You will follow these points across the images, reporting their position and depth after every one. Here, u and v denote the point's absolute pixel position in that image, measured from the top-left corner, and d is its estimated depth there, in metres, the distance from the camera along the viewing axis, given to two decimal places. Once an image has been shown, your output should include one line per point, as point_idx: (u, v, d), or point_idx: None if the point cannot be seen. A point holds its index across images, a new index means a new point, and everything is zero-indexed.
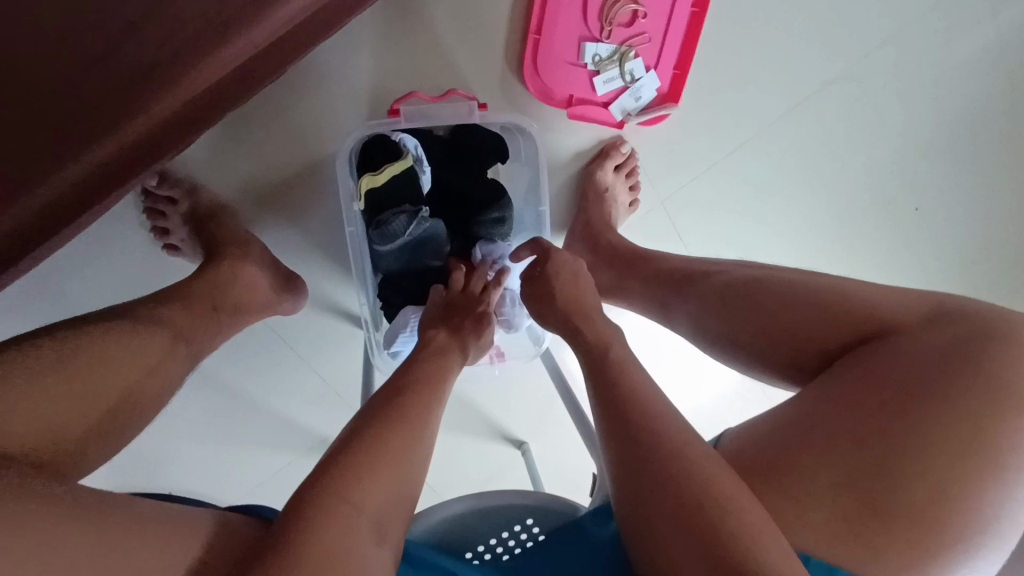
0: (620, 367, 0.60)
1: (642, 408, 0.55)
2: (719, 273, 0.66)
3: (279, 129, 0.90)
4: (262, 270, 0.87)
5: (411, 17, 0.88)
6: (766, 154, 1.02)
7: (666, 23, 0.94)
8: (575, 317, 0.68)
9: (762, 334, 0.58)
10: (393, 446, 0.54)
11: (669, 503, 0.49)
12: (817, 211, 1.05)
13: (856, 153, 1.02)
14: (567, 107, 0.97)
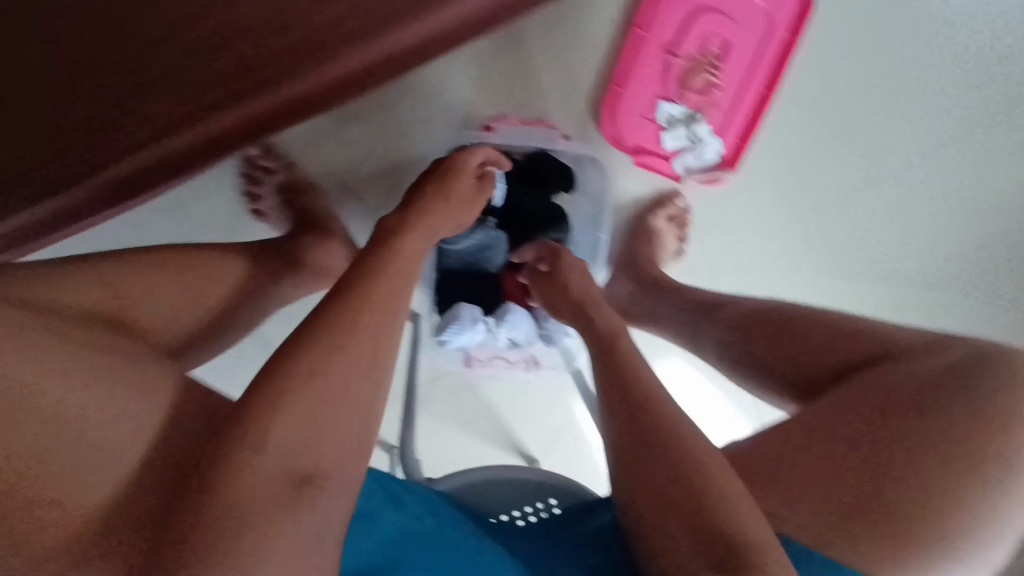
0: (627, 355, 0.65)
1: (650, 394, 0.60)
2: (740, 301, 0.77)
3: (381, 130, 1.03)
4: (342, 246, 0.97)
5: (512, 53, 1.01)
6: (809, 225, 1.11)
7: (736, 98, 1.05)
8: (587, 305, 0.76)
9: (781, 355, 0.68)
10: (312, 386, 0.54)
11: (661, 470, 0.54)
12: (847, 280, 1.13)
13: (891, 241, 1.12)
14: (633, 155, 1.07)
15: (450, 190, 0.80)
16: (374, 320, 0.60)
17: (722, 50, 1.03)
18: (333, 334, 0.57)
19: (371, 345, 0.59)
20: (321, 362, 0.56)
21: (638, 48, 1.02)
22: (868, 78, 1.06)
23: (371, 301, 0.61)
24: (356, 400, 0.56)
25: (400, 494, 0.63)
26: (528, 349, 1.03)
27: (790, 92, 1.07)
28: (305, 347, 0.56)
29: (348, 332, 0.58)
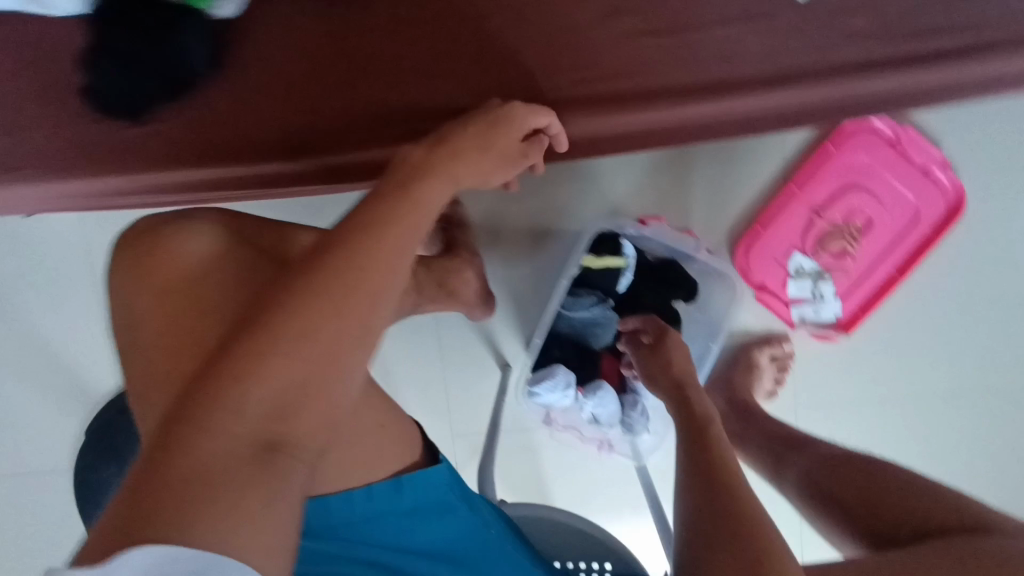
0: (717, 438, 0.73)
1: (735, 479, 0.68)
2: (827, 446, 0.83)
3: (540, 198, 1.17)
4: (476, 277, 1.07)
5: (674, 172, 1.14)
6: (902, 395, 1.15)
7: (867, 271, 1.12)
8: (685, 385, 0.83)
9: (864, 503, 0.72)
10: (283, 349, 0.48)
11: (729, 544, 0.61)
12: (929, 451, 1.16)
13: (975, 446, 1.15)
14: (755, 290, 1.15)
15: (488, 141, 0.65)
16: (367, 281, 0.51)
17: (865, 226, 1.11)
18: (318, 290, 0.50)
19: (365, 308, 0.51)
20: (303, 321, 0.49)
21: (788, 200, 1.12)
22: (990, 295, 1.13)
23: (370, 262, 0.52)
24: (346, 376, 0.51)
25: (476, 501, 0.72)
26: (606, 431, 1.06)
27: (918, 282, 1.13)
28: (283, 300, 0.49)
29: (336, 292, 0.50)
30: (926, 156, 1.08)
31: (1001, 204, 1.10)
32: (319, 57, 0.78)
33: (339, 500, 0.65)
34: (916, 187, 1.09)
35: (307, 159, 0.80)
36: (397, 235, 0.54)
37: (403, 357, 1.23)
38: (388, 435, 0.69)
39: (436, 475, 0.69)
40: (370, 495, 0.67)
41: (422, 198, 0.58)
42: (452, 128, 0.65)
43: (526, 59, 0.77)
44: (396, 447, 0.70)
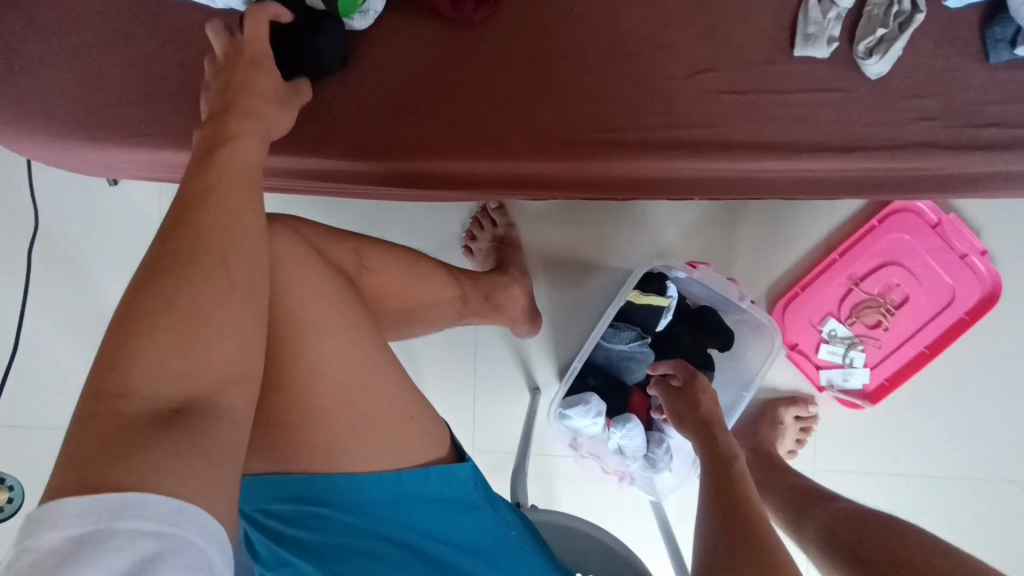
0: (739, 474, 0.76)
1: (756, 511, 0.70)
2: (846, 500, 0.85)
3: (591, 233, 1.23)
4: (523, 296, 1.12)
5: (722, 227, 1.20)
6: (919, 466, 1.16)
7: (899, 345, 1.15)
8: (712, 424, 0.86)
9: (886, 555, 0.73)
10: (155, 323, 0.49)
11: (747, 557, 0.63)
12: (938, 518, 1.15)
13: (992, 534, 1.14)
14: (788, 349, 1.18)
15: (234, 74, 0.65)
16: (214, 235, 0.53)
17: (901, 301, 1.15)
18: (176, 261, 0.51)
19: (224, 254, 0.53)
20: (166, 289, 0.50)
21: (828, 267, 1.17)
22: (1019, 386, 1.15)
23: (214, 219, 0.54)
24: (224, 319, 0.52)
25: (497, 500, 0.72)
26: (628, 464, 1.08)
27: (949, 364, 1.16)
28: (144, 286, 0.50)
29: (191, 253, 0.52)
30: (966, 244, 1.13)
31: None
32: (429, 73, 0.86)
33: (369, 480, 0.66)
34: (954, 271, 1.13)
35: (400, 162, 0.87)
36: (243, 186, 0.57)
37: (435, 368, 1.26)
38: (424, 428, 0.71)
39: (462, 469, 0.69)
40: (399, 480, 0.67)
41: (230, 145, 0.58)
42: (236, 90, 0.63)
43: (612, 98, 0.84)
44: (429, 440, 0.71)
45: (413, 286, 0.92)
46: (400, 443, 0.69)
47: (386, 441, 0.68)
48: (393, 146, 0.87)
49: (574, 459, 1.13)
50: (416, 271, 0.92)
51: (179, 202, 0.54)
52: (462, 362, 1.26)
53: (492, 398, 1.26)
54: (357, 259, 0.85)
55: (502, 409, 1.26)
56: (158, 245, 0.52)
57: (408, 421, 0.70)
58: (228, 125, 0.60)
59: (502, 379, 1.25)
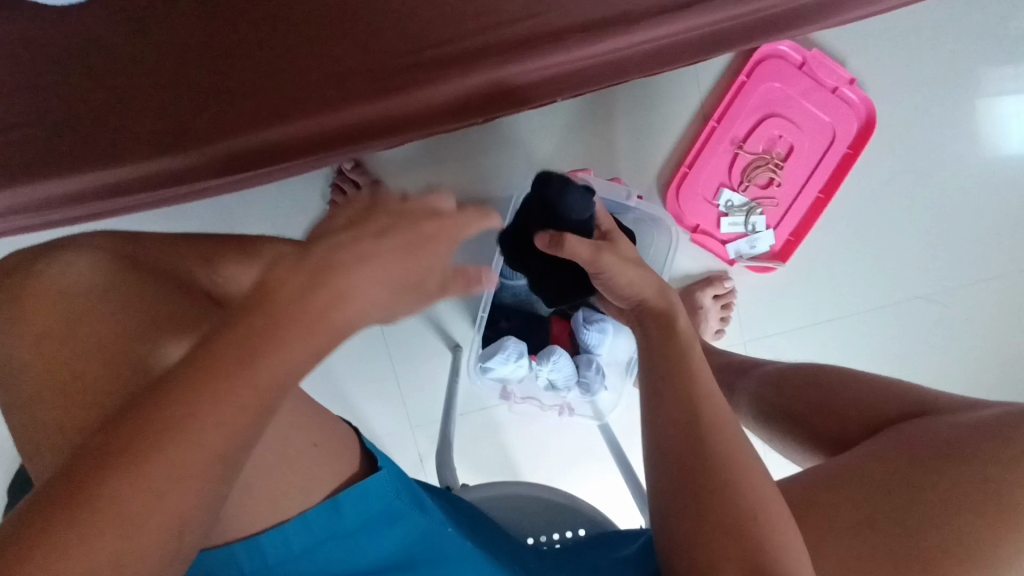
0: (684, 359, 0.55)
1: (712, 410, 0.51)
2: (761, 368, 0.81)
3: (464, 168, 1.12)
4: None
5: (598, 123, 1.11)
6: (841, 308, 1.17)
7: (795, 197, 1.13)
8: (658, 322, 0.59)
9: (817, 416, 0.72)
10: (142, 462, 0.34)
11: (714, 501, 0.47)
12: (873, 350, 1.17)
13: (921, 348, 1.17)
14: (691, 232, 1.14)
15: (425, 258, 0.45)
16: (242, 418, 0.36)
17: (787, 152, 1.12)
18: (199, 422, 0.35)
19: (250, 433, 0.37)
20: (176, 463, 0.35)
21: (710, 137, 1.11)
22: (912, 201, 1.15)
23: (263, 385, 0.37)
24: (217, 464, 0.36)
25: (425, 500, 0.65)
26: (564, 394, 1.03)
27: (845, 201, 1.15)
28: (143, 433, 0.34)
29: (226, 437, 0.36)
30: (835, 76, 1.09)
31: (910, 113, 1.13)
32: (212, 34, 0.74)
33: (272, 536, 0.56)
34: (829, 107, 1.10)
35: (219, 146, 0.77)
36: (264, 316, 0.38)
37: (346, 355, 1.17)
38: (327, 455, 0.60)
39: (375, 482, 0.61)
40: (306, 522, 0.57)
41: (333, 312, 0.40)
42: (359, 223, 0.43)
43: (423, 10, 0.72)
44: (332, 465, 0.60)
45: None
46: (302, 480, 0.57)
47: (278, 484, 0.56)
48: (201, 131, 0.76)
49: (509, 407, 1.07)
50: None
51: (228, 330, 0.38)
52: (369, 343, 1.17)
53: (411, 369, 1.18)
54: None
55: (426, 376, 1.18)
56: (195, 376, 0.36)
57: (308, 451, 0.59)
58: (346, 267, 0.41)
59: (412, 347, 1.17)
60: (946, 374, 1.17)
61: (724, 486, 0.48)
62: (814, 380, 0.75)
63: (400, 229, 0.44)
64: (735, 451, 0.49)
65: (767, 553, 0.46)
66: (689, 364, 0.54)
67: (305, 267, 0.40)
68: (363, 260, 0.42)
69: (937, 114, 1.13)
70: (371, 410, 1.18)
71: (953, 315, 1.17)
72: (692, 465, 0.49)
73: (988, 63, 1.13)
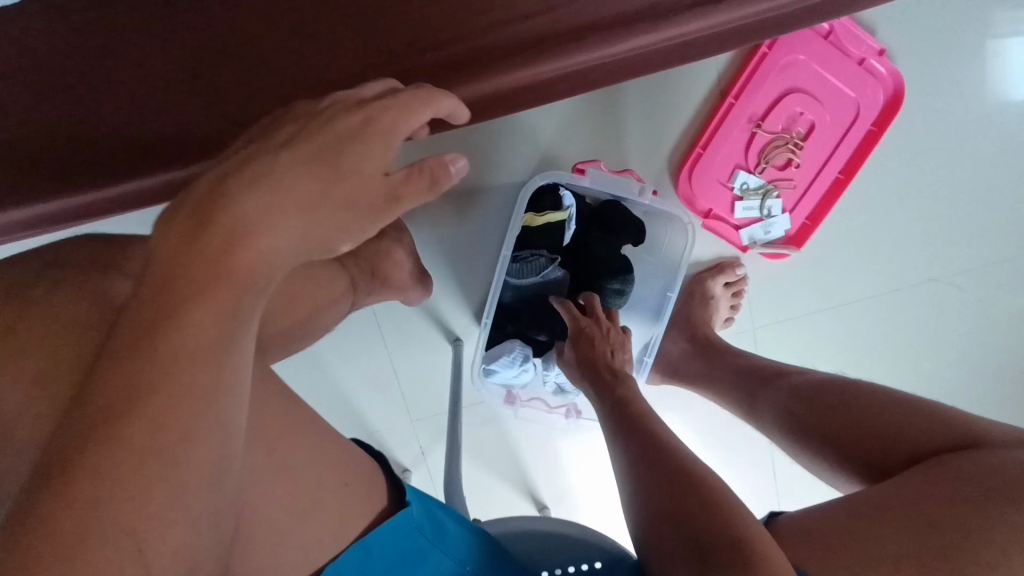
0: (639, 409, 0.75)
1: (681, 461, 0.65)
2: (793, 376, 0.87)
3: (462, 152, 1.03)
4: (408, 257, 0.95)
5: (606, 101, 1.02)
6: (858, 292, 1.12)
7: (813, 179, 1.06)
8: (613, 373, 0.82)
9: (853, 439, 0.74)
10: (124, 437, 0.34)
11: (689, 522, 0.59)
12: (891, 336, 1.13)
13: (943, 333, 1.12)
14: (703, 218, 1.08)
15: (346, 162, 0.42)
16: (192, 378, 0.36)
17: (807, 131, 1.04)
18: (144, 396, 0.35)
19: (206, 400, 0.37)
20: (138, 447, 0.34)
21: (726, 115, 1.03)
22: (941, 180, 1.09)
23: (187, 348, 0.36)
24: (202, 422, 0.36)
25: (448, 534, 0.65)
26: (572, 397, 1.02)
27: (867, 181, 1.09)
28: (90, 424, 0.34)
29: (167, 404, 0.35)
30: (862, 46, 1.00)
31: (939, 84, 1.05)
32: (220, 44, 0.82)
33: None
34: (855, 80, 1.02)
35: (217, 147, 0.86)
36: (213, 265, 0.37)
37: (342, 351, 1.12)
38: (358, 493, 0.60)
39: (408, 521, 0.61)
40: (336, 571, 0.58)
41: (244, 251, 0.38)
42: (258, 147, 0.42)
43: None
44: (360, 506, 0.60)
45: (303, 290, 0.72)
46: (335, 518, 0.58)
47: (308, 525, 0.56)
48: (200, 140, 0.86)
49: (515, 410, 1.04)
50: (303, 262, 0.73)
51: (169, 287, 0.37)
52: (369, 345, 1.12)
53: (410, 366, 1.13)
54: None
55: (427, 372, 1.13)
56: (122, 356, 0.35)
57: (340, 490, 0.58)
58: (256, 192, 0.39)
59: (411, 346, 1.12)
60: (968, 361, 1.12)
61: (686, 497, 0.61)
62: (846, 402, 0.77)
63: (326, 141, 0.42)
64: (709, 481, 0.63)
65: (695, 511, 0.59)
66: (649, 418, 0.74)
67: (192, 215, 0.38)
68: (274, 176, 0.40)
69: (970, 85, 1.05)
70: (375, 414, 1.14)
71: (978, 301, 1.11)
72: (674, 498, 0.62)
73: None
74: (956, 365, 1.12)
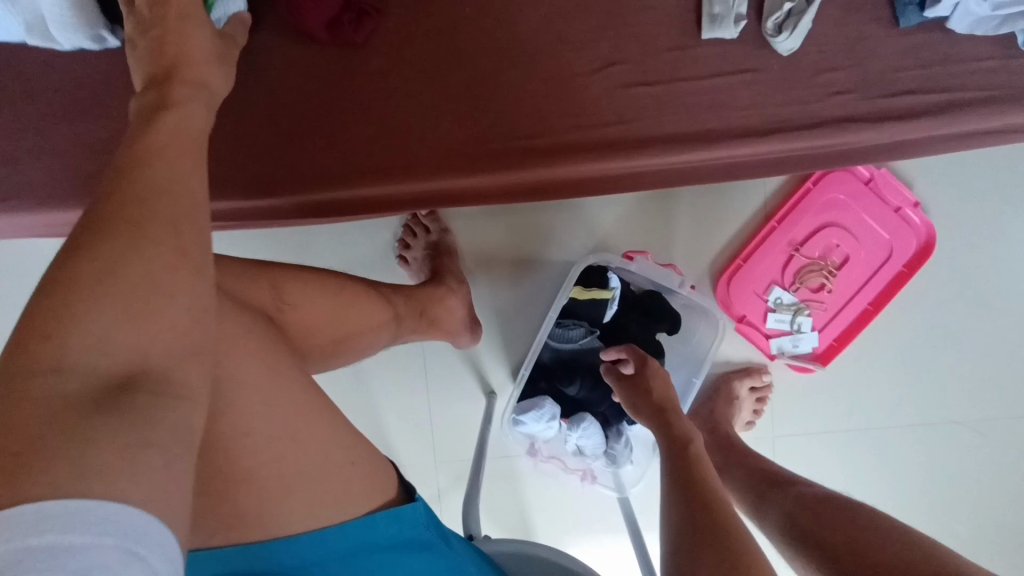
0: (694, 457, 0.77)
1: (720, 507, 0.69)
2: (800, 487, 0.92)
3: (528, 226, 1.19)
4: (460, 305, 1.07)
5: (660, 205, 1.17)
6: (878, 419, 1.17)
7: (844, 305, 1.15)
8: (665, 411, 0.85)
9: (846, 544, 0.77)
10: (146, 173, 0.46)
11: (723, 558, 0.62)
12: (904, 470, 1.17)
13: (954, 475, 1.16)
14: (736, 322, 1.17)
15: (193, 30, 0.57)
16: (172, 188, 0.46)
17: (841, 262, 1.14)
18: (159, 147, 0.47)
19: (182, 215, 0.46)
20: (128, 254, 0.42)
21: (768, 236, 1.15)
22: (968, 331, 1.16)
23: (168, 179, 0.46)
24: (191, 161, 0.49)
25: (452, 539, 0.69)
26: (589, 462, 1.07)
27: (897, 316, 1.16)
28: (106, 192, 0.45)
29: (167, 166, 0.47)
30: (899, 197, 1.12)
31: (971, 245, 1.14)
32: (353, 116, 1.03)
33: (311, 538, 0.61)
34: (891, 226, 1.13)
35: (284, 202, 0.82)
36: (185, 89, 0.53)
37: (385, 376, 1.23)
38: (361, 473, 0.65)
39: (410, 511, 0.66)
40: (344, 534, 0.62)
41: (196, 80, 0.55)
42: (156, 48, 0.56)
43: (517, 99, 0.79)
44: (369, 487, 0.65)
45: (340, 316, 0.82)
46: (336, 498, 0.63)
47: (312, 498, 0.61)
48: (237, 188, 0.82)
49: (533, 463, 1.11)
50: (341, 296, 0.82)
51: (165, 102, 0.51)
52: (411, 379, 1.23)
53: (444, 406, 1.22)
54: (274, 294, 0.75)
55: (458, 415, 1.22)
56: (91, 205, 0.44)
57: (346, 468, 0.64)
58: (170, 96, 0.52)
59: (447, 387, 1.22)
60: (977, 509, 1.15)
61: (728, 538, 0.65)
62: (845, 513, 0.82)
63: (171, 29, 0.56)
64: (747, 545, 0.64)
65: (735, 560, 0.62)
66: (703, 464, 0.76)
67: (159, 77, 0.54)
68: (172, 80, 0.53)
69: (1001, 249, 1.14)
70: (403, 444, 1.23)
71: (993, 450, 1.15)
72: (709, 548, 0.64)
73: None
74: (966, 509, 1.15)
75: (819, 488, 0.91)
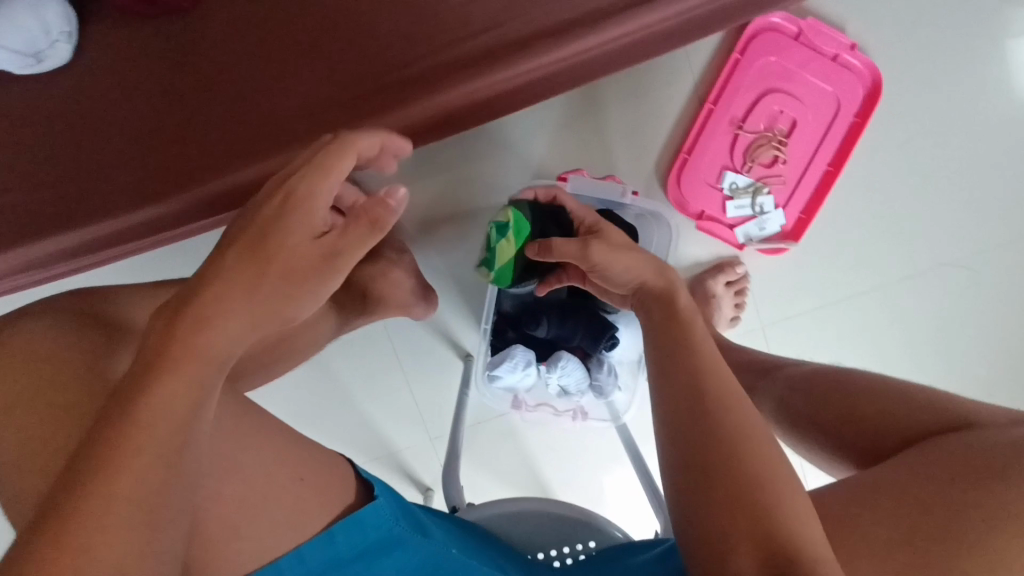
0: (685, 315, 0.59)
1: (718, 381, 0.53)
2: (791, 368, 0.85)
3: (458, 174, 1.12)
4: (405, 275, 0.99)
5: (589, 117, 1.09)
6: (862, 281, 1.12)
7: (803, 172, 1.08)
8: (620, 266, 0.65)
9: (846, 421, 0.72)
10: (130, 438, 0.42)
11: (720, 449, 0.50)
12: (899, 328, 1.12)
13: (949, 319, 1.12)
14: (696, 220, 1.11)
15: (286, 222, 0.50)
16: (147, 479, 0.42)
17: (789, 128, 1.07)
18: (154, 411, 0.43)
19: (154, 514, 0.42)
20: (57, 558, 0.39)
21: (708, 121, 1.08)
22: (934, 167, 1.09)
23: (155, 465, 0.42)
24: (183, 422, 0.45)
25: (428, 525, 0.64)
26: (577, 399, 1.02)
27: (859, 170, 1.10)
28: (98, 449, 0.42)
29: (153, 435, 0.43)
30: (833, 43, 1.04)
31: (918, 76, 1.07)
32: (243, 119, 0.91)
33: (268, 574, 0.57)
34: (831, 77, 1.05)
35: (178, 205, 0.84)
36: (257, 297, 0.49)
37: (355, 372, 1.18)
38: (313, 488, 0.60)
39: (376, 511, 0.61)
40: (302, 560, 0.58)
41: (264, 285, 0.49)
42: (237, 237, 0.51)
43: None
44: (322, 498, 0.60)
45: None
46: (285, 520, 0.58)
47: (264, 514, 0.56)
48: (120, 202, 0.84)
49: (522, 415, 1.07)
50: None
51: (199, 315, 0.47)
52: (381, 367, 1.17)
53: (422, 385, 1.18)
54: None
55: (438, 390, 1.17)
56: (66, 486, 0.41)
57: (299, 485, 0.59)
58: (220, 288, 0.48)
59: (421, 368, 1.17)
60: (978, 347, 1.12)
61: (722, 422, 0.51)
62: (840, 384, 0.76)
63: (274, 216, 0.50)
64: (753, 432, 0.51)
65: (736, 455, 0.49)
66: (696, 331, 0.57)
67: (250, 250, 0.50)
68: (252, 256, 0.49)
69: (950, 73, 1.07)
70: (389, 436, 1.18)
71: (983, 284, 1.11)
72: (697, 444, 0.51)
73: (1003, 20, 1.06)
74: (968, 349, 1.12)
75: (812, 365, 0.84)
